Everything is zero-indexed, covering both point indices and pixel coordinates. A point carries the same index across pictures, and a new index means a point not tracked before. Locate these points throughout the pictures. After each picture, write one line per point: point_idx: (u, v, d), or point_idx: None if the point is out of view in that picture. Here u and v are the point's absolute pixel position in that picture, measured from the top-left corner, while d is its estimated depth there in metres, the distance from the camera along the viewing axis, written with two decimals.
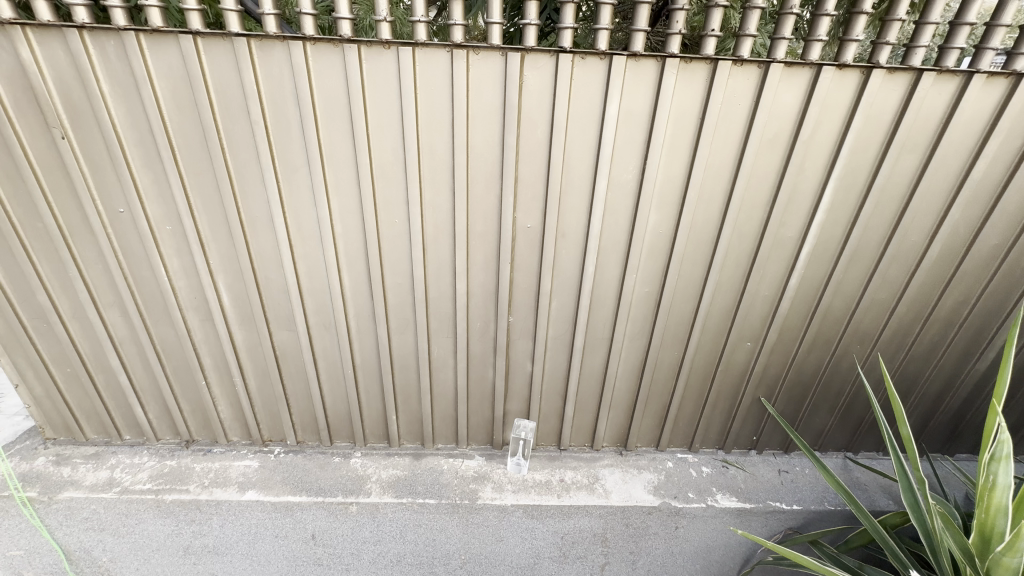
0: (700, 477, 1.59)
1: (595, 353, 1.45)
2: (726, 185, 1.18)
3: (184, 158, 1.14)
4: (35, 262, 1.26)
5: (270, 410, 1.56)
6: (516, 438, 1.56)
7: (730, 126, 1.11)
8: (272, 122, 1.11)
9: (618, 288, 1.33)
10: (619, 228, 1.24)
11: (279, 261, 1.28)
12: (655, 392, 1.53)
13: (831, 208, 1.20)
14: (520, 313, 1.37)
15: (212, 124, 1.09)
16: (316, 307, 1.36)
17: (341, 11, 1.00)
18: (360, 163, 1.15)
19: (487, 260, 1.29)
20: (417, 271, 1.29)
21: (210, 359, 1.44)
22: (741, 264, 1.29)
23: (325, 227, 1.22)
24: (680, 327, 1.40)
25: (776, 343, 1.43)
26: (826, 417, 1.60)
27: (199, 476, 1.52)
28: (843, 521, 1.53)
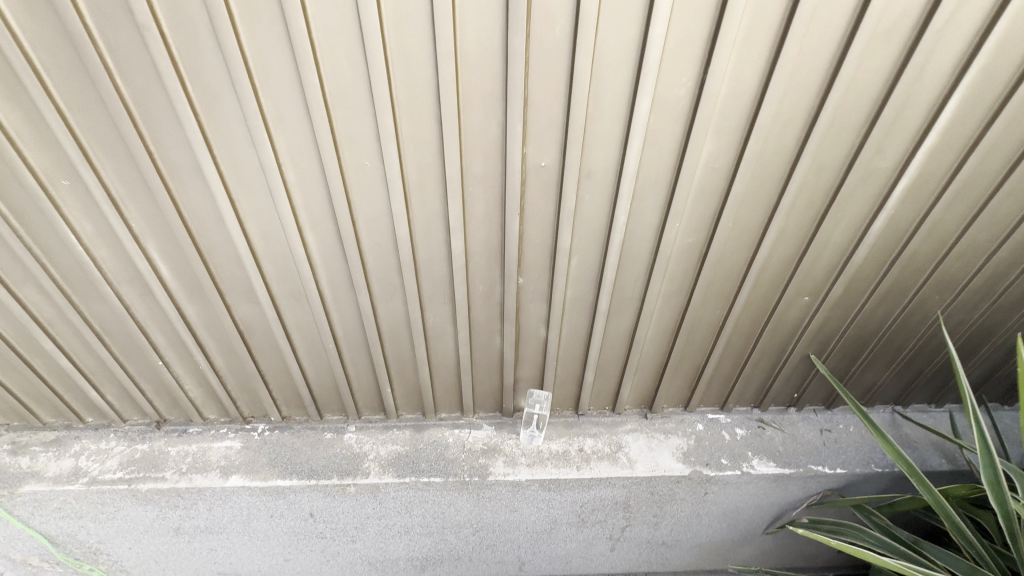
0: (735, 440, 1.43)
1: (622, 315, 1.21)
2: (813, 100, 0.87)
3: (58, 84, 0.82)
4: None
5: (245, 388, 1.35)
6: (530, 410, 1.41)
7: (832, 12, 0.77)
8: (173, 27, 0.77)
9: (655, 239, 1.06)
10: (662, 163, 0.95)
11: (221, 222, 0.99)
12: (689, 354, 1.32)
13: (947, 128, 0.90)
14: (533, 272, 1.11)
15: (81, 30, 0.75)
16: (279, 274, 1.09)
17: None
18: (307, 86, 0.82)
19: (490, 211, 1.01)
20: (400, 228, 1.01)
21: (163, 338, 1.21)
22: (815, 205, 1.01)
23: (273, 177, 0.92)
24: (726, 283, 1.15)
25: (841, 297, 1.19)
26: (881, 372, 1.40)
27: (175, 461, 1.36)
28: (889, 481, 1.40)
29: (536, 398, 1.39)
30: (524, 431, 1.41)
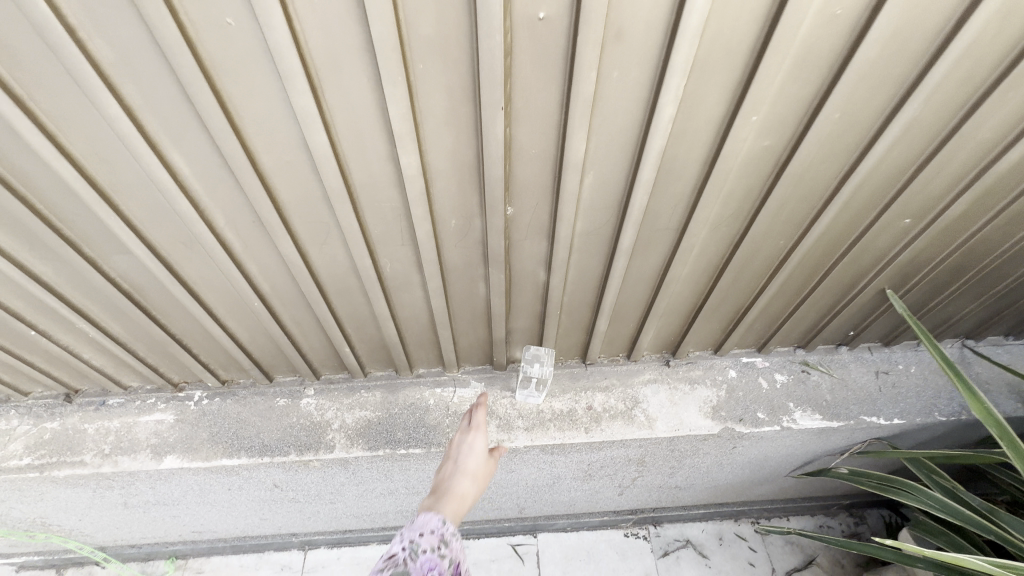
0: (774, 389, 1.19)
1: (651, 251, 0.89)
2: None
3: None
4: None
5: (163, 355, 1.05)
6: (526, 368, 1.17)
7: None
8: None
9: (713, 143, 0.70)
10: (746, 11, 0.56)
11: (21, 136, 0.62)
12: (733, 294, 1.02)
13: None
14: (527, 198, 0.76)
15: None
16: (153, 214, 0.74)
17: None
18: None
19: (457, 104, 0.63)
20: (315, 139, 0.63)
21: (23, 303, 0.88)
22: (970, 79, 0.65)
23: (74, 54, 0.54)
24: (805, 204, 0.81)
25: (956, 217, 0.86)
26: (965, 305, 1.12)
27: (95, 441, 1.11)
28: (951, 429, 1.19)
29: (537, 354, 1.14)
30: (518, 390, 1.17)
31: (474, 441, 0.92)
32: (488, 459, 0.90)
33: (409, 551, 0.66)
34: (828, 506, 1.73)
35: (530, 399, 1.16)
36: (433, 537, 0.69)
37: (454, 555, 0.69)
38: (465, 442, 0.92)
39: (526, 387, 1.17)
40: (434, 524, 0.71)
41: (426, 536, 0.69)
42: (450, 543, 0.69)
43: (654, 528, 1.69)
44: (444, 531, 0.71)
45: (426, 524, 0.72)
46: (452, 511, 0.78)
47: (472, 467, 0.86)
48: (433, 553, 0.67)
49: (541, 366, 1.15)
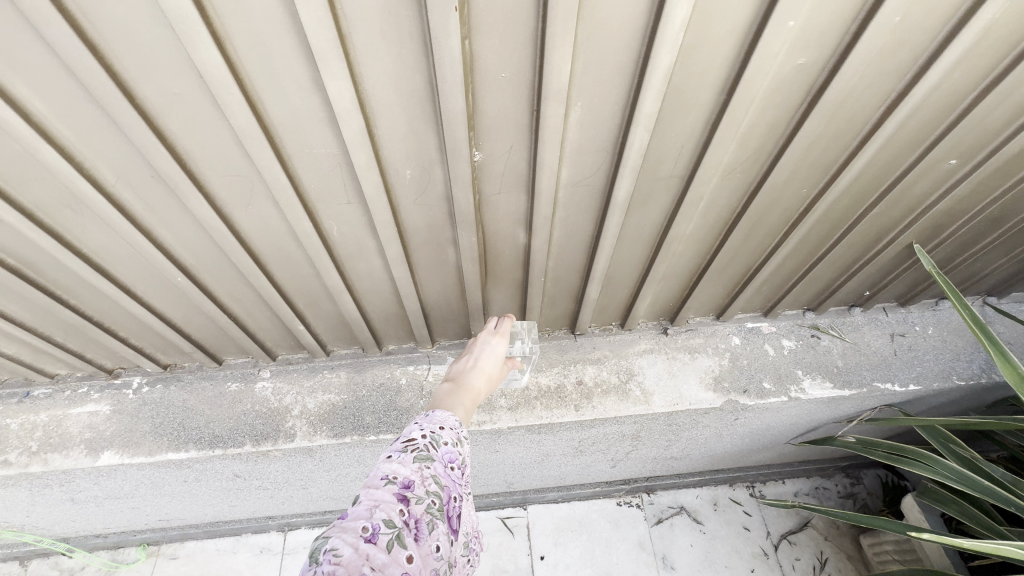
0: (781, 356, 1.09)
1: (650, 205, 0.74)
2: None
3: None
4: None
5: (84, 340, 0.90)
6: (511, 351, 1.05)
7: None
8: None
9: (734, 62, 0.55)
10: None
11: None
12: (742, 253, 0.88)
13: None
14: (498, 141, 0.61)
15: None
16: (17, 170, 0.58)
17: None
18: None
19: (397, 9, 0.47)
20: (206, 59, 0.47)
21: None
22: None
23: None
24: (836, 143, 0.67)
25: (1010, 157, 0.73)
26: (996, 259, 1.01)
27: (19, 438, 0.97)
28: (968, 393, 1.10)
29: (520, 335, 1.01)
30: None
31: (497, 345, 0.90)
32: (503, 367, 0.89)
33: (430, 440, 0.66)
34: (825, 469, 1.68)
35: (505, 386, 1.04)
36: (453, 432, 0.69)
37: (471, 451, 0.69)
38: (488, 343, 0.90)
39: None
40: (453, 420, 0.71)
41: (447, 431, 0.69)
42: (468, 439, 0.70)
43: (647, 496, 1.63)
44: (462, 429, 0.71)
45: (444, 420, 0.71)
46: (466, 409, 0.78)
47: (490, 369, 0.86)
48: (453, 444, 0.67)
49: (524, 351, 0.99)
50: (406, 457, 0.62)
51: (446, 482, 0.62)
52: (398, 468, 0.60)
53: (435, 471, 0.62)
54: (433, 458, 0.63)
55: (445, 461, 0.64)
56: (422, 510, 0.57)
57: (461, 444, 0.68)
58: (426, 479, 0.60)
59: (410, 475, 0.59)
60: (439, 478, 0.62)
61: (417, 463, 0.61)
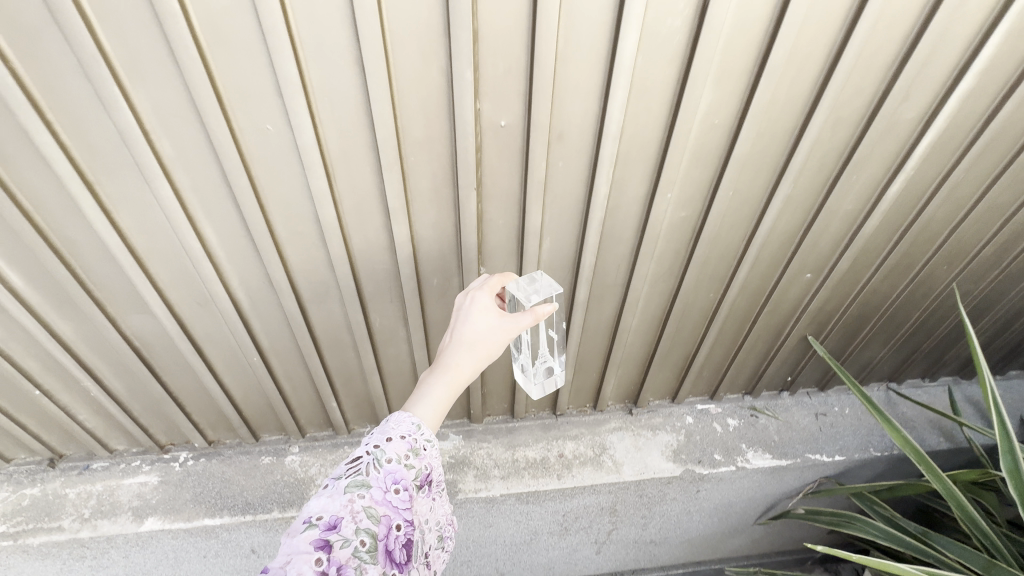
0: (727, 432, 1.31)
1: (603, 305, 1.04)
2: (834, 36, 0.70)
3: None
4: None
5: (156, 414, 1.11)
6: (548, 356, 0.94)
7: None
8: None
9: (643, 215, 0.89)
10: (652, 120, 0.76)
11: (80, 213, 0.75)
12: (678, 343, 1.17)
13: (984, 70, 0.75)
14: (497, 261, 0.92)
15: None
16: (175, 278, 0.86)
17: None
18: (165, 19, 0.58)
19: (439, 187, 0.80)
20: (324, 213, 0.79)
21: (35, 363, 0.96)
22: (826, 166, 0.86)
23: (142, 149, 0.68)
24: (722, 263, 1.00)
25: (846, 272, 1.06)
26: (878, 349, 1.31)
27: (75, 506, 1.12)
28: (887, 466, 1.31)
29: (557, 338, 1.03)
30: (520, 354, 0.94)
31: (479, 305, 0.77)
32: (494, 328, 0.75)
33: (373, 459, 0.63)
34: (800, 560, 1.76)
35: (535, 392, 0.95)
36: (402, 444, 0.66)
37: (422, 465, 0.66)
38: (471, 303, 0.78)
39: (535, 364, 0.93)
40: (407, 428, 0.67)
41: (394, 443, 0.65)
42: (418, 453, 0.66)
43: None
44: (414, 439, 0.67)
45: (397, 426, 0.67)
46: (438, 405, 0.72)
47: (470, 340, 0.74)
48: (397, 463, 0.64)
49: (544, 297, 0.81)
50: (339, 488, 0.60)
51: (384, 511, 0.60)
52: (327, 504, 0.58)
53: (369, 500, 0.60)
54: (371, 484, 0.61)
55: (386, 485, 0.62)
56: (348, 554, 0.56)
57: (407, 461, 0.65)
58: (357, 513, 0.59)
59: (338, 513, 0.58)
60: (374, 509, 0.60)
61: (349, 495, 0.59)
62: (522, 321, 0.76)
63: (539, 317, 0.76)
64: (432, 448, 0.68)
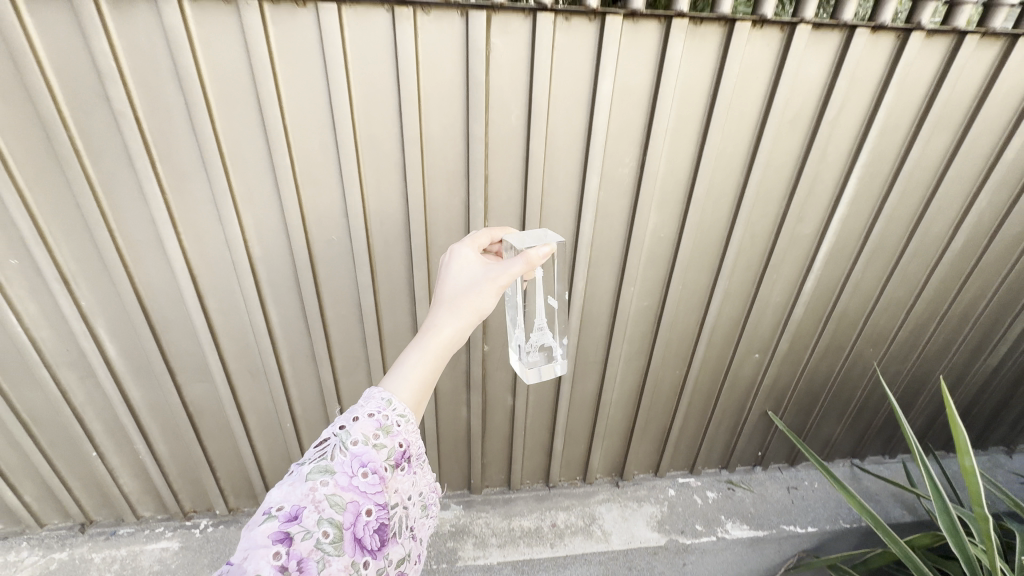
0: (707, 504, 1.42)
1: (586, 379, 1.24)
2: (739, 178, 0.98)
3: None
4: None
5: (190, 478, 1.24)
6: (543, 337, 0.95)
7: (746, 106, 0.90)
8: (62, 83, 0.76)
9: (613, 304, 1.12)
10: (614, 233, 1.02)
11: (178, 297, 0.97)
12: (654, 416, 1.34)
13: (853, 200, 1.03)
14: (498, 340, 1.13)
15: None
16: (236, 351, 1.06)
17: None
18: (277, 166, 0.86)
19: None
20: (365, 299, 1.02)
21: (100, 425, 1.12)
22: (753, 267, 1.11)
23: (238, 251, 0.92)
24: (682, 344, 1.21)
25: (787, 353, 1.27)
26: (834, 426, 1.47)
27: (99, 569, 1.19)
28: (859, 539, 1.40)
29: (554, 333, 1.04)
30: (516, 335, 0.94)
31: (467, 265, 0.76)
32: (484, 281, 0.72)
33: (340, 442, 0.58)
34: None
35: (529, 375, 0.95)
36: (370, 422, 0.60)
37: (394, 444, 0.60)
38: (458, 264, 0.76)
39: (529, 343, 0.94)
40: (376, 404, 0.61)
41: (361, 422, 0.59)
42: (390, 431, 0.60)
43: None
44: (383, 417, 0.61)
45: (370, 402, 0.62)
46: (422, 372, 0.66)
47: (458, 295, 0.71)
48: (365, 446, 0.58)
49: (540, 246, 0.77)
50: (301, 475, 0.55)
51: (350, 497, 0.55)
52: (287, 493, 0.53)
53: (333, 487, 0.54)
54: (335, 470, 0.56)
55: (352, 469, 0.56)
56: (310, 546, 0.51)
57: (376, 443, 0.59)
58: (320, 503, 0.53)
59: (299, 503, 0.53)
60: (339, 497, 0.54)
61: (309, 484, 0.54)
62: (513, 268, 0.71)
63: (531, 262, 0.71)
64: (407, 423, 0.62)
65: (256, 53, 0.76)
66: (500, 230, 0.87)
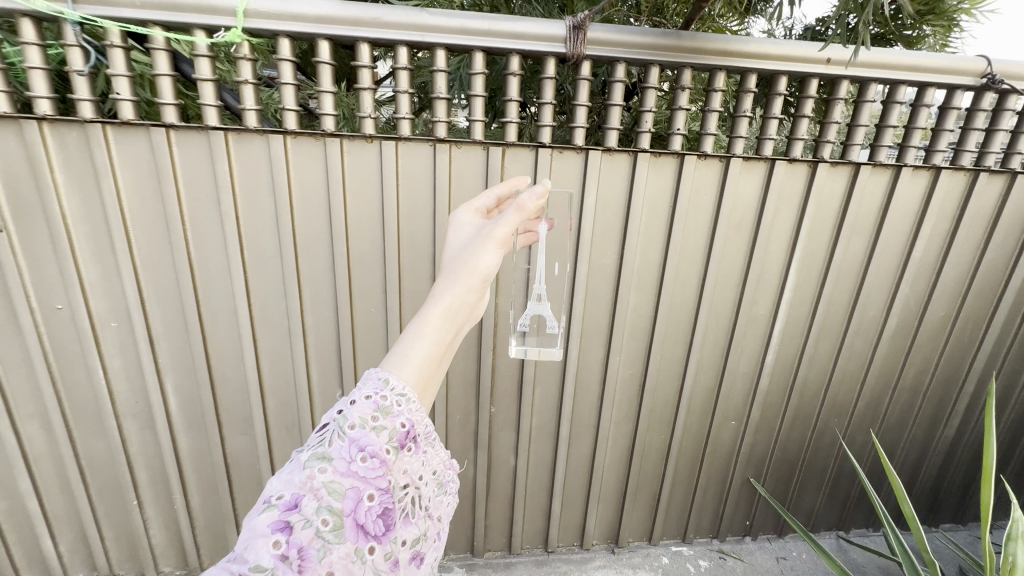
0: (699, 572, 1.48)
1: (581, 441, 1.38)
2: (700, 267, 1.22)
3: (80, 231, 1.03)
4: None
5: (214, 530, 1.34)
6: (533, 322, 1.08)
7: (699, 213, 1.16)
8: (187, 191, 1.02)
9: (603, 372, 1.31)
10: (601, 310, 1.24)
11: (239, 356, 1.17)
12: (645, 479, 1.46)
13: (796, 286, 1.27)
14: (503, 402, 1.31)
15: (113, 192, 1.00)
16: (278, 406, 1.23)
17: (282, 52, 0.95)
18: (336, 253, 1.10)
19: (468, 348, 1.23)
20: None
21: (145, 473, 1.25)
22: (720, 341, 1.31)
23: (295, 318, 1.14)
24: (665, 409, 1.38)
25: (760, 420, 1.43)
26: (815, 495, 1.57)
27: None
28: None
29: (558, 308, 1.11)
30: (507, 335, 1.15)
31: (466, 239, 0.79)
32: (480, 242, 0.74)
33: (338, 427, 0.58)
34: None
35: (529, 358, 1.04)
36: (368, 405, 0.60)
37: (394, 426, 0.60)
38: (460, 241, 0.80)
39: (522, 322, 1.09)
40: (374, 386, 0.62)
41: (359, 406, 0.60)
42: (388, 413, 0.61)
43: None
44: (381, 398, 0.61)
45: (366, 385, 0.62)
46: (423, 353, 0.67)
47: (456, 266, 0.74)
48: (363, 430, 0.58)
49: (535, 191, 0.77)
50: (299, 464, 0.55)
51: (350, 483, 0.54)
52: (286, 483, 0.53)
53: (331, 473, 0.54)
54: (333, 456, 0.55)
55: (351, 455, 0.56)
56: (311, 535, 0.50)
57: (375, 426, 0.59)
58: (319, 490, 0.53)
59: (298, 491, 0.52)
60: (337, 484, 0.54)
61: (307, 472, 0.53)
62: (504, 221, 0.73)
63: (524, 210, 0.72)
64: (405, 403, 0.63)
65: (332, 174, 1.04)
66: (502, 189, 0.90)
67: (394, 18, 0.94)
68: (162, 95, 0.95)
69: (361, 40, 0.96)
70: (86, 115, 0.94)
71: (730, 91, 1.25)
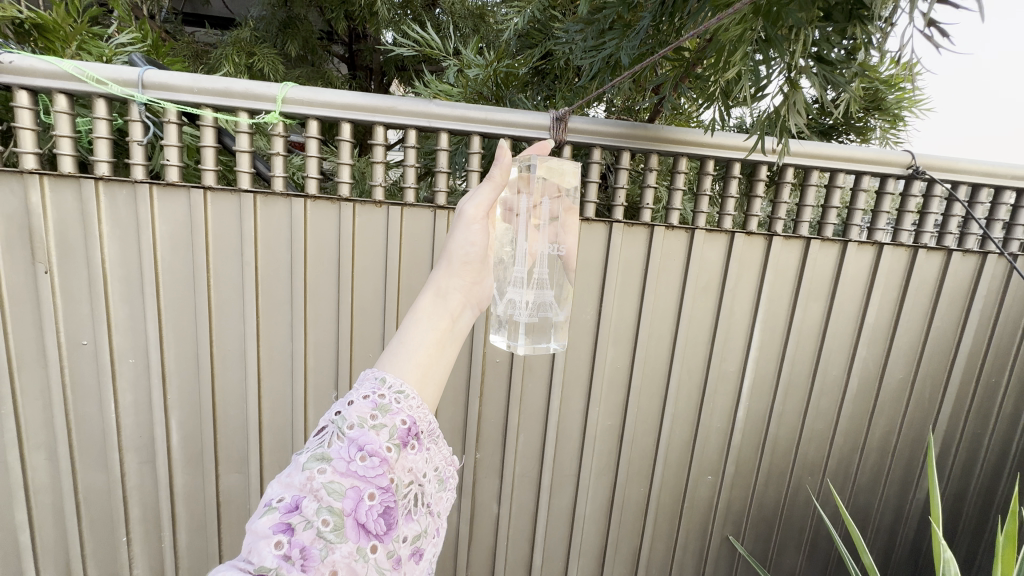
0: None
1: (562, 490, 1.43)
2: (672, 326, 1.34)
3: (115, 275, 1.15)
4: (15, 397, 1.17)
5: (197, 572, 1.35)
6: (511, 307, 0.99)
7: (669, 277, 1.30)
8: (215, 243, 1.16)
9: (583, 422, 1.38)
10: (582, 362, 1.34)
11: (243, 396, 1.26)
12: (624, 533, 1.49)
13: (761, 346, 1.38)
14: (488, 448, 1.37)
15: (150, 242, 1.13)
16: (274, 445, 1.30)
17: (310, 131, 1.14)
18: (341, 300, 1.22)
19: (457, 394, 1.32)
20: None
21: (138, 509, 1.29)
22: (693, 396, 1.40)
23: (299, 360, 1.24)
24: (643, 461, 1.44)
25: (735, 476, 1.48)
26: (795, 557, 1.59)
27: None
28: None
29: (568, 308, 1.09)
30: (495, 304, 1.03)
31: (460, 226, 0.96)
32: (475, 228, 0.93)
33: (337, 429, 0.66)
34: None
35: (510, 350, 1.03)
36: (366, 405, 0.69)
37: (393, 423, 0.69)
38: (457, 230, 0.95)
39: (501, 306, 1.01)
40: (371, 386, 0.72)
41: (356, 408, 0.68)
42: (386, 411, 0.70)
43: None
44: (379, 397, 0.71)
45: (363, 387, 0.72)
46: (426, 336, 0.83)
47: (455, 264, 0.92)
48: (361, 429, 0.66)
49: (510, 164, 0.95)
50: (299, 467, 0.62)
51: (348, 484, 0.62)
52: (288, 487, 0.60)
53: (330, 474, 0.62)
54: (332, 458, 0.63)
55: (348, 456, 0.64)
56: (313, 535, 0.57)
57: (374, 425, 0.67)
58: (319, 491, 0.60)
59: (299, 493, 0.60)
60: (337, 484, 0.61)
61: (308, 474, 0.61)
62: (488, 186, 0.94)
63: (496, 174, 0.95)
64: (404, 399, 0.72)
65: (344, 233, 1.18)
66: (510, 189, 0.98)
67: (407, 107, 1.12)
68: (205, 162, 1.12)
69: (377, 123, 1.14)
70: (137, 176, 1.10)
71: (693, 175, 1.45)
